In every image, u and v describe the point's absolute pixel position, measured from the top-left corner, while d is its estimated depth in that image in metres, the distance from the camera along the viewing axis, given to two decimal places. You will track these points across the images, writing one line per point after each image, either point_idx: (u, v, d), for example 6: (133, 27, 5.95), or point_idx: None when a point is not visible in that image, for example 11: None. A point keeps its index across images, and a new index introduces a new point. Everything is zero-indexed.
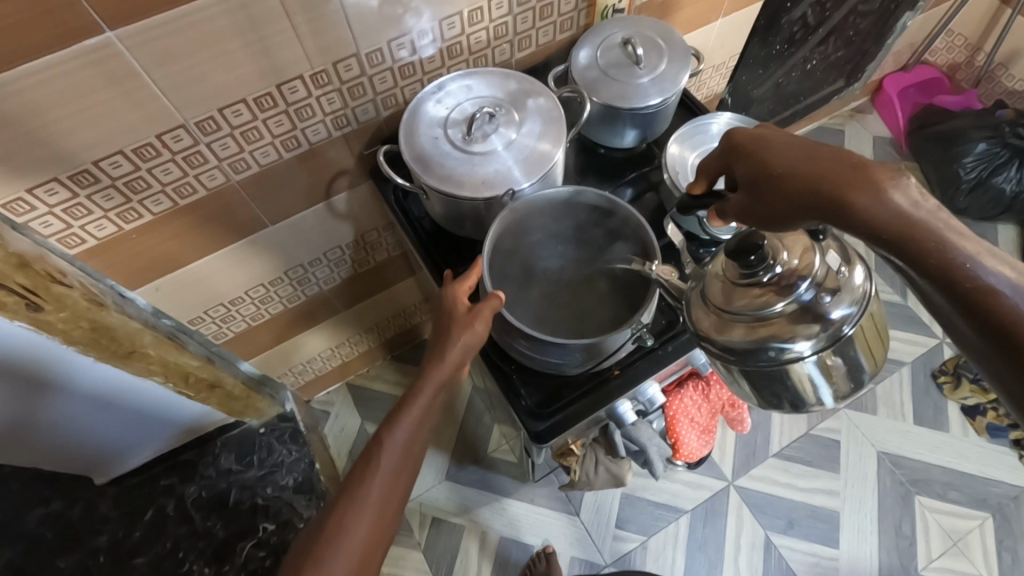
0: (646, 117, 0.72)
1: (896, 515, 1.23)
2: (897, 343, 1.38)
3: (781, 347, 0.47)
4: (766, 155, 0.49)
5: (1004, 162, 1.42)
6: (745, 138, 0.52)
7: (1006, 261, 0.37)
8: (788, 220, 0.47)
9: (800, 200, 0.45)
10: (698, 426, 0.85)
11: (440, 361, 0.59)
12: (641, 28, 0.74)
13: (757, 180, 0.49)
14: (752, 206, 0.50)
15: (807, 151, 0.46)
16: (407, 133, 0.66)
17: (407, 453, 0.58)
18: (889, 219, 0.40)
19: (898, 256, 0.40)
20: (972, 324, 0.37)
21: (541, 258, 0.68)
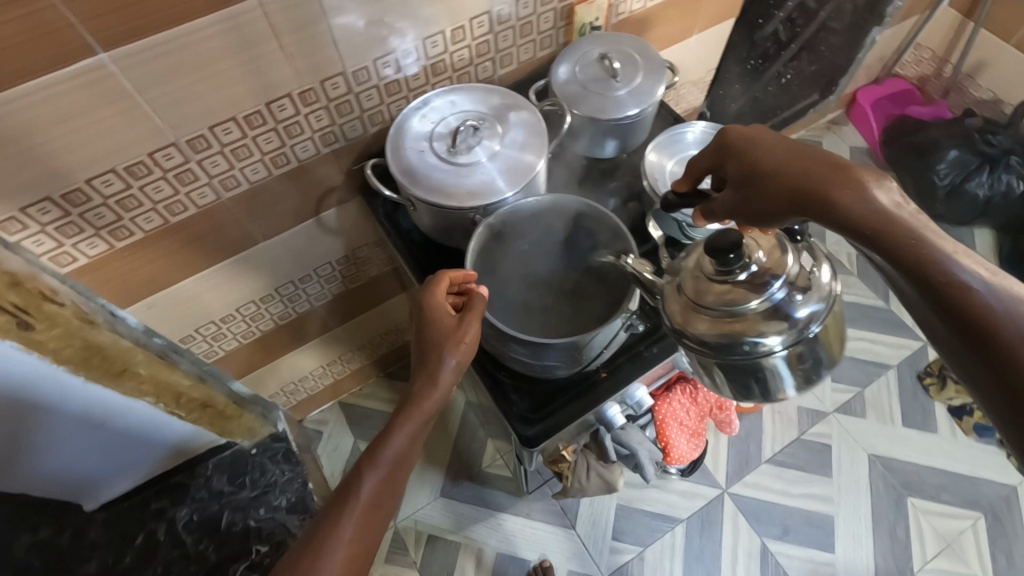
0: (625, 128, 0.74)
1: (890, 519, 1.23)
2: (881, 347, 1.41)
3: (754, 341, 0.49)
4: (759, 154, 0.52)
5: (976, 168, 1.46)
6: (736, 138, 0.54)
7: (980, 263, 0.40)
8: (773, 216, 0.51)
9: (785, 196, 0.49)
10: (688, 429, 0.84)
11: (430, 387, 0.60)
12: (617, 43, 0.77)
13: (746, 179, 0.52)
14: (742, 204, 0.53)
15: (800, 152, 0.49)
16: (393, 148, 0.68)
17: (387, 479, 0.58)
18: (868, 216, 0.44)
19: (876, 251, 0.44)
20: (943, 318, 0.41)
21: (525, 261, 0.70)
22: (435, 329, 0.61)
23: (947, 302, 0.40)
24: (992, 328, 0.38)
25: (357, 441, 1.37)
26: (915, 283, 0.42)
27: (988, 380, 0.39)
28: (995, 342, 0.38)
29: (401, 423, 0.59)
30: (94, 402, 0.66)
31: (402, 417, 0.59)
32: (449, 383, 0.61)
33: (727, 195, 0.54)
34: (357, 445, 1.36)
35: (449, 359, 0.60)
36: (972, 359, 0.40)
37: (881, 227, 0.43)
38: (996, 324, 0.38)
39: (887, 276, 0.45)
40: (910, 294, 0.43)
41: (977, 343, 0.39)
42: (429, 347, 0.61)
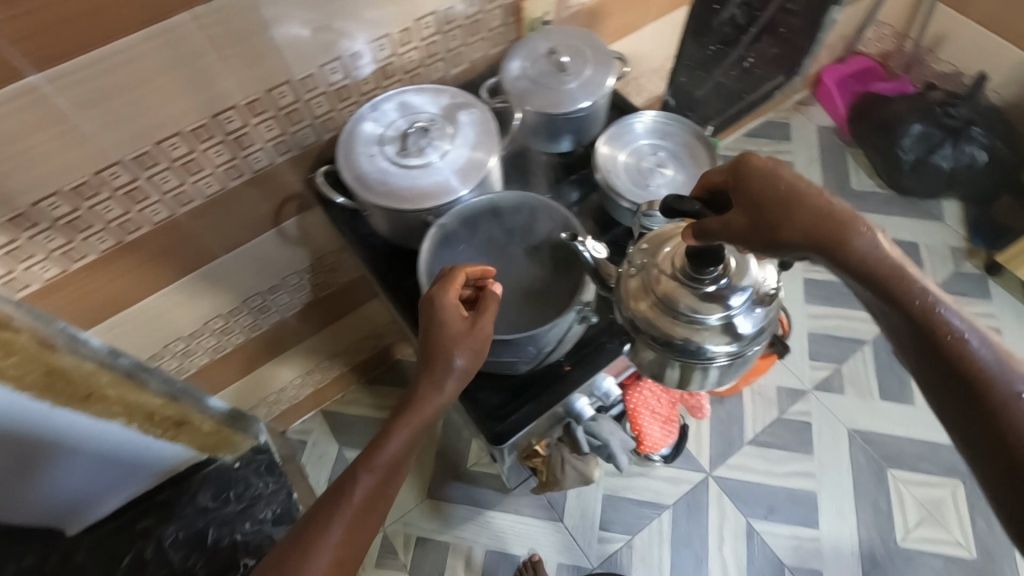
0: (578, 121, 0.74)
1: (872, 491, 1.25)
2: (856, 322, 1.43)
3: (708, 346, 0.60)
4: (780, 181, 0.52)
5: (941, 141, 1.48)
6: (747, 165, 0.54)
7: (973, 320, 0.46)
8: (787, 244, 0.52)
9: (804, 229, 0.51)
10: (660, 417, 0.85)
11: (434, 389, 0.59)
12: (566, 37, 0.77)
13: (761, 206, 0.53)
14: (755, 228, 0.53)
15: (812, 188, 0.52)
16: (344, 154, 0.67)
17: (383, 481, 0.57)
18: (879, 264, 0.49)
19: (884, 297, 0.49)
20: (942, 365, 0.46)
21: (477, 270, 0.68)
22: (445, 331, 0.59)
23: (945, 349, 0.46)
24: (983, 379, 0.44)
25: (342, 448, 1.36)
26: (921, 331, 0.47)
27: (970, 425, 0.44)
28: (986, 392, 0.44)
29: (401, 424, 0.58)
30: (63, 428, 0.66)
31: (400, 422, 0.58)
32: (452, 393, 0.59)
33: (734, 217, 0.54)
34: (342, 452, 1.36)
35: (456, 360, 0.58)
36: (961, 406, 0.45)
37: (890, 274, 0.48)
38: (988, 378, 0.44)
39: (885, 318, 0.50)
40: (908, 338, 0.48)
41: (968, 391, 0.44)
42: (434, 352, 0.59)
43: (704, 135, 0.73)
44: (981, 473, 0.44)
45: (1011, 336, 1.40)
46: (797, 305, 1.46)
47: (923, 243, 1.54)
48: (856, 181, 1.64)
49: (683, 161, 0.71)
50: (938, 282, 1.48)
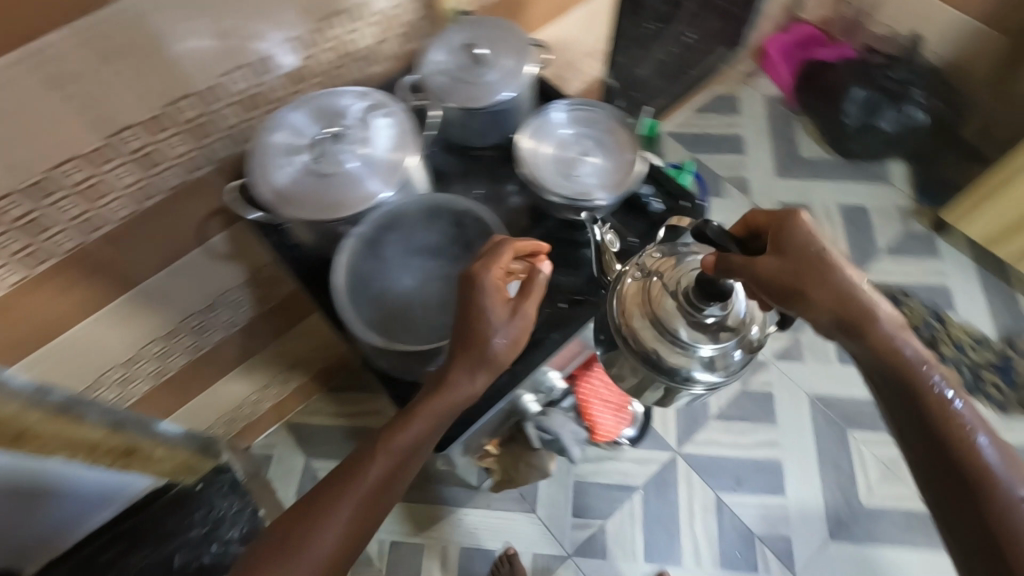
0: (502, 114, 0.73)
1: (835, 454, 1.28)
2: None
3: (687, 372, 0.67)
4: (820, 249, 0.54)
5: (882, 104, 1.49)
6: (788, 223, 0.56)
7: (985, 427, 0.50)
8: (816, 304, 0.54)
9: (834, 299, 0.53)
10: (612, 405, 0.84)
11: (461, 378, 0.56)
12: (480, 28, 0.74)
13: (802, 266, 0.54)
14: (784, 277, 0.54)
15: (847, 264, 0.55)
16: (256, 168, 0.64)
17: (395, 468, 0.56)
18: (898, 357, 0.52)
19: (901, 386, 0.52)
20: (949, 463, 0.50)
21: (402, 281, 0.65)
22: (487, 313, 0.57)
23: (957, 444, 0.50)
24: (991, 482, 0.48)
25: (309, 459, 1.35)
26: (937, 429, 0.50)
27: (963, 524, 0.49)
28: (993, 495, 0.47)
29: (420, 411, 0.56)
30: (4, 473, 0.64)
31: (419, 410, 0.56)
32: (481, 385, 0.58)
33: (767, 260, 0.55)
34: (308, 463, 1.34)
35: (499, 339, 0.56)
36: (965, 504, 0.49)
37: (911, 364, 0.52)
38: (993, 483, 0.48)
39: (894, 402, 0.53)
40: (918, 426, 0.52)
41: (969, 493, 0.48)
42: (470, 339, 0.57)
43: (625, 120, 0.71)
44: (965, 568, 0.49)
45: (957, 289, 1.43)
46: None
47: (872, 206, 1.56)
48: (805, 149, 1.65)
49: (608, 147, 0.69)
50: (888, 243, 1.51)
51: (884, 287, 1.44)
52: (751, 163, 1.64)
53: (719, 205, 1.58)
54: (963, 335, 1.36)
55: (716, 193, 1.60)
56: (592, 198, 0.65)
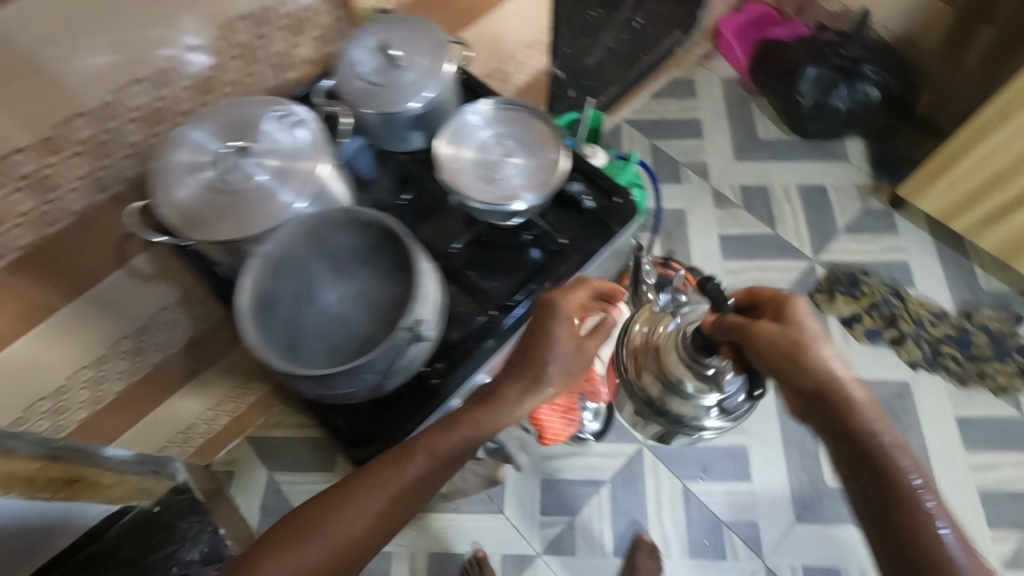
0: (423, 117, 0.70)
1: (799, 436, 1.28)
2: (773, 273, 1.44)
3: (690, 417, 0.67)
4: (812, 331, 0.56)
5: (835, 83, 1.47)
6: (791, 308, 0.58)
7: (954, 527, 0.49)
8: (801, 375, 0.55)
9: (816, 379, 0.55)
10: (560, 409, 0.82)
11: (515, 403, 0.59)
12: (392, 27, 0.70)
13: (797, 340, 0.55)
14: (776, 343, 0.55)
15: (833, 350, 0.56)
16: (158, 189, 0.61)
17: (429, 476, 0.57)
18: (876, 448, 0.52)
19: (872, 473, 0.52)
20: (911, 555, 0.48)
21: (321, 302, 0.61)
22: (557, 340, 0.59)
23: (919, 532, 0.49)
24: None
25: (272, 472, 1.32)
26: (902, 521, 0.49)
27: None
28: None
29: (468, 421, 0.58)
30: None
31: (467, 419, 0.58)
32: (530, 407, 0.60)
33: (765, 330, 0.55)
34: (272, 476, 1.32)
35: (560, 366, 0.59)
36: None
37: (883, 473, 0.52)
38: None
39: (862, 485, 0.53)
40: (881, 511, 0.51)
41: None
42: (529, 363, 0.60)
43: (544, 115, 0.69)
44: None
45: (917, 264, 1.43)
46: (714, 263, 1.47)
47: (831, 185, 1.55)
48: (763, 130, 1.64)
49: (531, 146, 0.67)
50: (847, 222, 1.50)
51: (844, 266, 1.44)
52: (709, 147, 1.62)
53: (678, 192, 1.57)
54: (923, 311, 1.36)
55: (676, 179, 1.58)
56: (517, 200, 0.63)
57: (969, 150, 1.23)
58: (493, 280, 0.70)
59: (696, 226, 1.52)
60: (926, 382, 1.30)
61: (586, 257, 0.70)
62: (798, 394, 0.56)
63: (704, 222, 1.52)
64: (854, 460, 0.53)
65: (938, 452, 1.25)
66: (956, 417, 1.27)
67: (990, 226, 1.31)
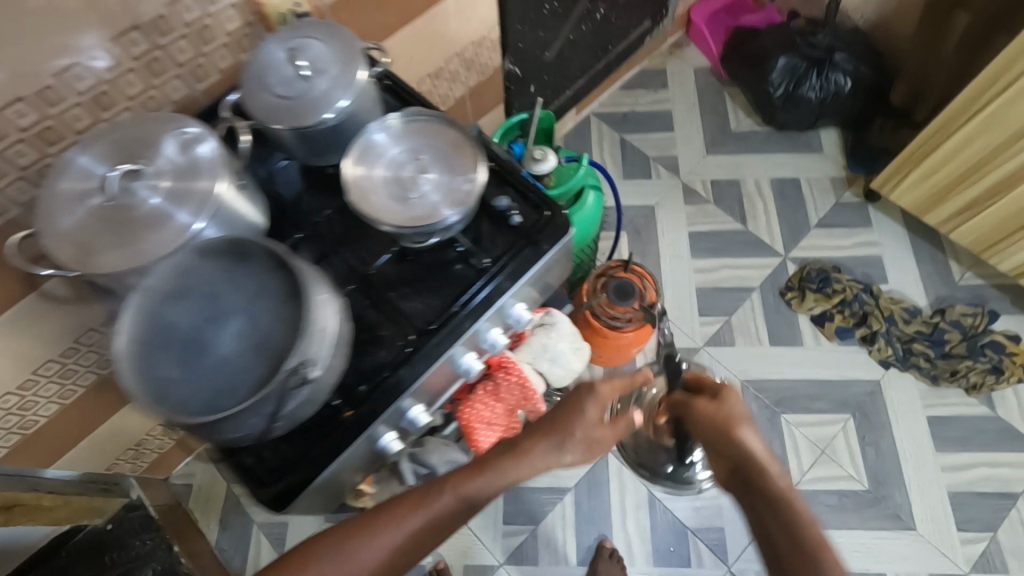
0: (338, 131, 0.66)
1: (767, 439, 1.25)
2: (743, 270, 1.41)
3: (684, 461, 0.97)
4: (739, 412, 0.68)
5: (806, 73, 1.43)
6: (731, 390, 0.71)
7: None
8: (727, 442, 0.66)
9: (738, 451, 0.64)
10: (498, 430, 0.79)
11: (548, 452, 0.68)
12: (297, 34, 0.65)
13: (727, 418, 0.67)
14: (710, 419, 0.68)
15: (755, 432, 0.66)
16: (45, 218, 0.57)
17: (451, 513, 0.62)
18: (785, 512, 0.58)
19: (778, 535, 0.57)
20: None
21: (220, 338, 0.52)
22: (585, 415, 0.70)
23: None
24: None
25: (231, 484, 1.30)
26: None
27: None
28: None
29: (495, 466, 0.65)
30: None
31: (494, 465, 0.65)
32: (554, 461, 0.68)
33: (702, 405, 0.70)
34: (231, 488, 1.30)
35: (585, 433, 0.69)
36: None
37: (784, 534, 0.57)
38: None
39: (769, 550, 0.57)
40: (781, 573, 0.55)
41: None
42: (561, 420, 0.70)
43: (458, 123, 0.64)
44: None
45: (890, 259, 1.40)
46: (684, 261, 1.43)
47: (804, 178, 1.51)
48: (735, 122, 1.59)
49: (448, 158, 0.62)
50: (820, 217, 1.46)
51: (817, 262, 1.40)
52: (680, 140, 1.58)
53: (648, 187, 1.52)
54: (895, 308, 1.33)
55: (645, 174, 1.54)
56: (435, 219, 0.59)
57: (942, 142, 1.18)
58: (417, 301, 0.67)
59: (666, 223, 1.48)
60: (897, 381, 1.28)
61: (514, 275, 0.67)
62: (726, 468, 0.66)
63: (673, 218, 1.48)
64: (763, 530, 0.58)
65: (908, 453, 1.23)
66: (927, 416, 1.25)
67: (963, 221, 1.27)
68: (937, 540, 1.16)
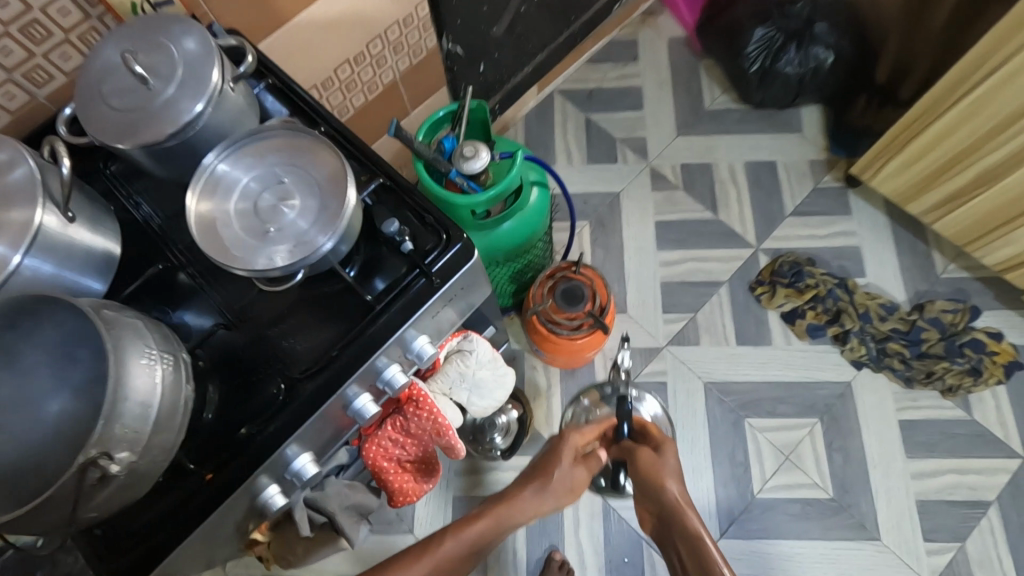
0: (192, 148, 0.56)
1: (729, 444, 1.19)
2: (711, 264, 1.32)
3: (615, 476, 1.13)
4: (668, 458, 0.85)
5: (783, 45, 1.30)
6: (669, 444, 0.87)
7: None
8: (656, 487, 0.82)
9: (669, 498, 0.81)
10: (408, 468, 0.73)
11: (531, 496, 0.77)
12: (136, 32, 0.56)
13: (655, 465, 0.83)
14: (642, 466, 0.84)
15: (679, 476, 0.83)
16: None
17: (452, 564, 0.68)
18: (696, 544, 0.76)
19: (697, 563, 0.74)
20: None
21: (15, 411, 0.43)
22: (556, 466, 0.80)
23: None
24: None
25: None
26: None
27: None
28: None
29: (488, 514, 0.73)
30: None
31: (488, 514, 0.73)
32: (546, 503, 0.78)
33: (644, 455, 0.85)
34: None
35: (564, 479, 0.79)
36: None
37: (696, 565, 0.75)
38: None
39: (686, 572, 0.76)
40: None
41: None
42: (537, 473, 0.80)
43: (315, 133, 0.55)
44: None
45: (868, 251, 1.31)
46: (648, 254, 1.34)
47: (781, 161, 1.40)
48: (710, 100, 1.48)
49: (310, 175, 0.53)
50: (796, 204, 1.36)
51: (790, 254, 1.31)
52: (651, 120, 1.46)
53: (613, 172, 1.42)
54: (871, 305, 1.24)
55: (610, 158, 1.43)
56: (299, 252, 0.51)
57: (925, 127, 1.08)
58: (297, 340, 0.59)
59: (631, 212, 1.38)
60: (868, 383, 1.21)
61: (405, 311, 0.58)
62: (650, 504, 0.85)
63: (639, 206, 1.38)
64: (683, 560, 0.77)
65: (877, 459, 1.16)
66: (898, 420, 1.18)
67: (949, 211, 1.17)
68: (902, 551, 1.11)
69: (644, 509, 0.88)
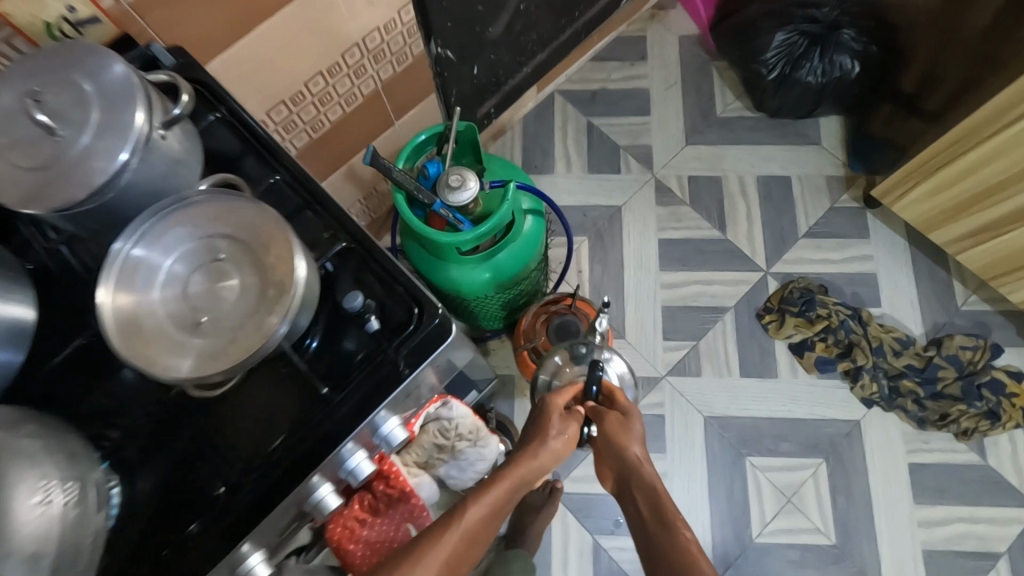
0: (113, 209, 0.47)
1: (728, 483, 1.13)
2: (715, 287, 1.24)
3: None
4: (632, 419, 0.66)
5: (805, 52, 1.19)
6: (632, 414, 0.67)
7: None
8: (614, 449, 0.64)
9: (628, 461, 0.63)
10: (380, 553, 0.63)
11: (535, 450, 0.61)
12: (46, 66, 0.46)
13: (613, 426, 0.65)
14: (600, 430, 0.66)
15: (641, 436, 0.65)
16: None
17: (471, 540, 0.51)
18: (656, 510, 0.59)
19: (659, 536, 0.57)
20: None
21: None
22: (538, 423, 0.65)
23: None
24: None
25: None
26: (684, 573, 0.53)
27: None
28: None
29: (505, 474, 0.57)
30: None
31: (504, 474, 0.57)
32: (548, 463, 0.61)
33: (607, 418, 0.66)
34: None
35: (558, 436, 0.62)
36: None
37: (655, 533, 0.58)
38: None
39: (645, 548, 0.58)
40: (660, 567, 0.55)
41: None
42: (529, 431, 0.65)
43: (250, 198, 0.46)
44: None
45: (884, 278, 1.22)
46: (649, 275, 1.25)
47: (796, 175, 1.31)
48: (721, 106, 1.37)
49: (248, 249, 0.45)
50: (810, 223, 1.27)
51: (802, 280, 1.23)
52: (657, 126, 1.36)
53: (615, 183, 1.32)
54: (885, 338, 1.17)
55: (612, 168, 1.33)
56: (236, 347, 0.42)
57: (958, 155, 0.99)
58: (242, 430, 0.50)
59: (632, 227, 1.29)
60: (877, 422, 1.14)
61: (363, 404, 0.50)
62: (607, 464, 0.67)
63: (641, 222, 1.29)
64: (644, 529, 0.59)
65: (883, 505, 1.10)
66: (908, 463, 1.12)
67: (974, 244, 1.09)
68: None
69: (600, 469, 0.69)
